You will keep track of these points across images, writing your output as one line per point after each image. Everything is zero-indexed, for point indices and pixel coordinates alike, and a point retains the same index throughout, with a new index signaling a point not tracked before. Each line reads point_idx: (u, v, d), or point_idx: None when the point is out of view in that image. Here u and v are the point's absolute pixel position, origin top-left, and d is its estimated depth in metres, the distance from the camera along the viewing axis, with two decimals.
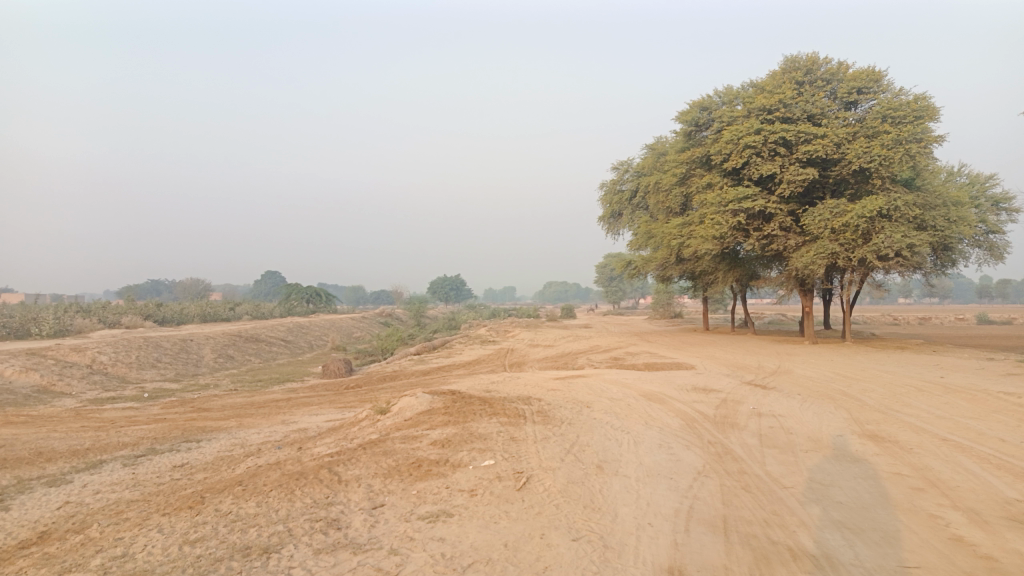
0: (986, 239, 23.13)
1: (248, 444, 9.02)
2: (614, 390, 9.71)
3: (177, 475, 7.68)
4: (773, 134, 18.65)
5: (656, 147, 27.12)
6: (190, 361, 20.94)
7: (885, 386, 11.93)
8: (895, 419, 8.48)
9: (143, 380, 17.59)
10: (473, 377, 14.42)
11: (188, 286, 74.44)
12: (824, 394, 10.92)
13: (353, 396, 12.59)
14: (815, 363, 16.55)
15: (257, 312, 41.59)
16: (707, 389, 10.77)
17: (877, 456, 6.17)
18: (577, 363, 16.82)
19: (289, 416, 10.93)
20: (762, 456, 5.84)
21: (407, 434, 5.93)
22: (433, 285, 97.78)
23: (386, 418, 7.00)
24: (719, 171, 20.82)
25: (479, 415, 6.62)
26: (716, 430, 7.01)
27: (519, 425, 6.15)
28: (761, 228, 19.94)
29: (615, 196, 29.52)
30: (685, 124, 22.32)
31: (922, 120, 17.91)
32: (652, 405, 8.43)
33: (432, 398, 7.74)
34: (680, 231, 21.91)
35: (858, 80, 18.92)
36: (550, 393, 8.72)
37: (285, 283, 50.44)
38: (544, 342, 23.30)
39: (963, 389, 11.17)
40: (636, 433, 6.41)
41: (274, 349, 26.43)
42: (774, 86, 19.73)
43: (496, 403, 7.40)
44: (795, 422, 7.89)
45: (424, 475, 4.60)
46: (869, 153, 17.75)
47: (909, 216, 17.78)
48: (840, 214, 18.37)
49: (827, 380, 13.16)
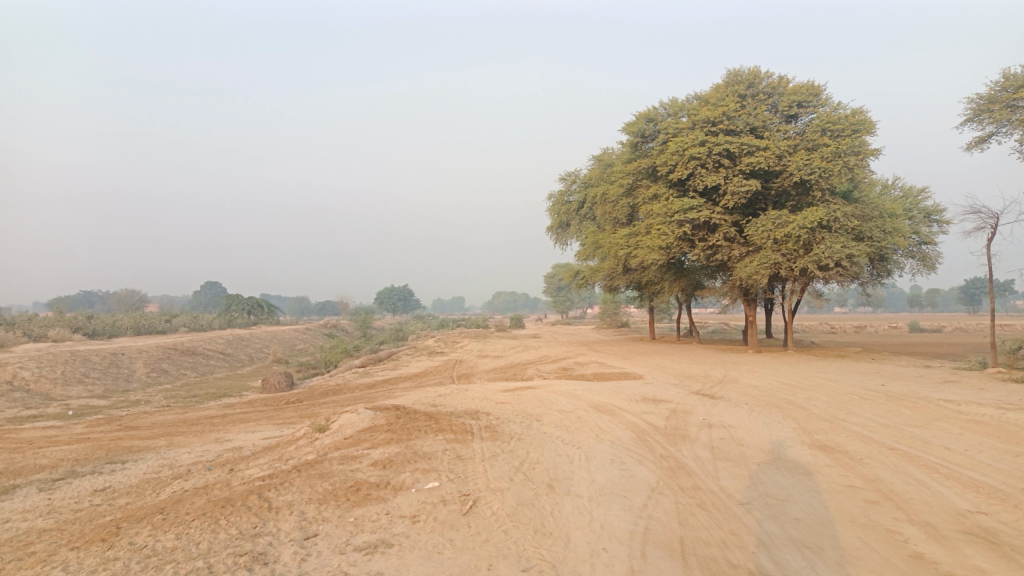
0: (919, 250, 23.87)
1: (177, 465, 8.48)
2: (564, 402, 9.51)
3: (97, 500, 7.13)
4: (717, 146, 18.86)
5: (603, 157, 27.25)
6: (121, 376, 19.99)
7: (830, 394, 12.04)
8: (842, 427, 8.50)
9: (68, 396, 16.63)
10: (420, 390, 14.05)
11: (123, 297, 71.78)
12: (771, 403, 10.93)
13: (293, 412, 12.07)
14: (760, 372, 16.70)
15: (195, 324, 40.19)
16: (656, 399, 10.67)
17: (829, 467, 6.10)
18: (526, 374, 16.61)
19: (223, 434, 10.38)
20: (716, 470, 5.69)
21: (346, 454, 5.58)
22: (380, 296, 96.52)
23: (325, 436, 6.63)
24: (665, 181, 20.95)
25: (423, 432, 6.31)
26: (668, 443, 6.84)
27: (466, 442, 5.86)
28: (706, 239, 20.11)
29: (562, 206, 29.53)
30: (631, 135, 22.44)
31: (859, 134, 18.37)
32: (603, 418, 8.24)
33: (375, 414, 7.38)
34: (627, 242, 21.95)
35: (798, 94, 19.32)
36: (497, 407, 8.45)
37: (226, 294, 48.96)
38: (492, 352, 23.04)
39: (905, 397, 11.32)
40: (588, 448, 6.19)
41: (212, 363, 25.46)
42: (717, 98, 19.98)
43: (442, 418, 7.09)
44: (745, 433, 7.80)
45: (362, 500, 4.27)
46: (810, 165, 18.09)
47: (848, 227, 18.17)
48: (783, 225, 18.66)
49: (773, 389, 13.24)
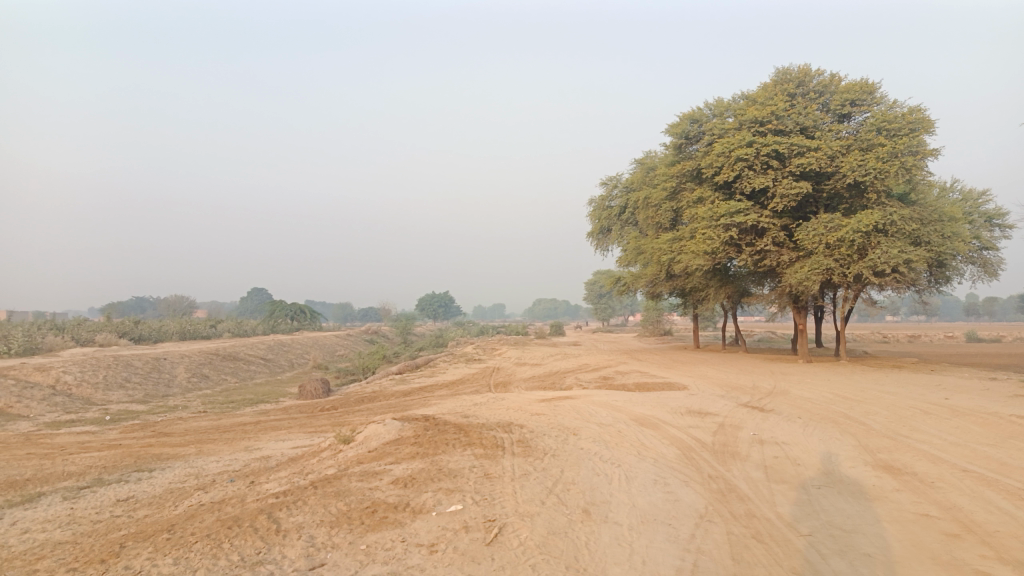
0: (980, 255, 22.69)
1: (203, 475, 8.23)
2: (604, 414, 9.01)
3: (117, 512, 6.88)
4: (766, 147, 18.13)
5: (646, 161, 26.65)
6: (162, 381, 20.09)
7: (889, 408, 11.31)
8: (906, 446, 7.82)
9: (109, 401, 16.69)
10: (455, 398, 13.65)
11: (172, 302, 73.47)
12: (825, 417, 10.26)
13: (326, 420, 11.82)
14: (812, 383, 15.93)
15: (239, 329, 40.62)
16: (702, 412, 10.09)
17: (897, 492, 5.48)
18: (565, 383, 16.12)
19: (254, 443, 10.14)
20: (771, 494, 5.14)
21: (367, 470, 5.19)
22: (422, 302, 96.91)
23: (349, 449, 6.27)
24: (710, 184, 20.27)
25: (451, 445, 5.90)
26: (716, 461, 6.31)
27: (496, 458, 5.44)
28: (754, 243, 19.37)
29: (604, 212, 28.98)
30: (675, 137, 21.80)
31: (917, 133, 17.49)
32: (645, 432, 7.73)
33: (403, 425, 7.00)
34: (670, 247, 21.30)
35: (851, 93, 18.50)
36: (533, 419, 7.99)
37: (269, 299, 49.51)
38: (531, 360, 22.58)
39: (972, 413, 10.52)
40: (629, 467, 5.70)
41: (252, 368, 25.53)
42: (765, 98, 19.24)
43: (472, 431, 6.67)
44: (800, 450, 7.22)
45: (377, 524, 3.88)
46: (865, 166, 17.27)
47: (905, 231, 17.29)
48: (835, 229, 17.84)
49: (826, 401, 12.53)
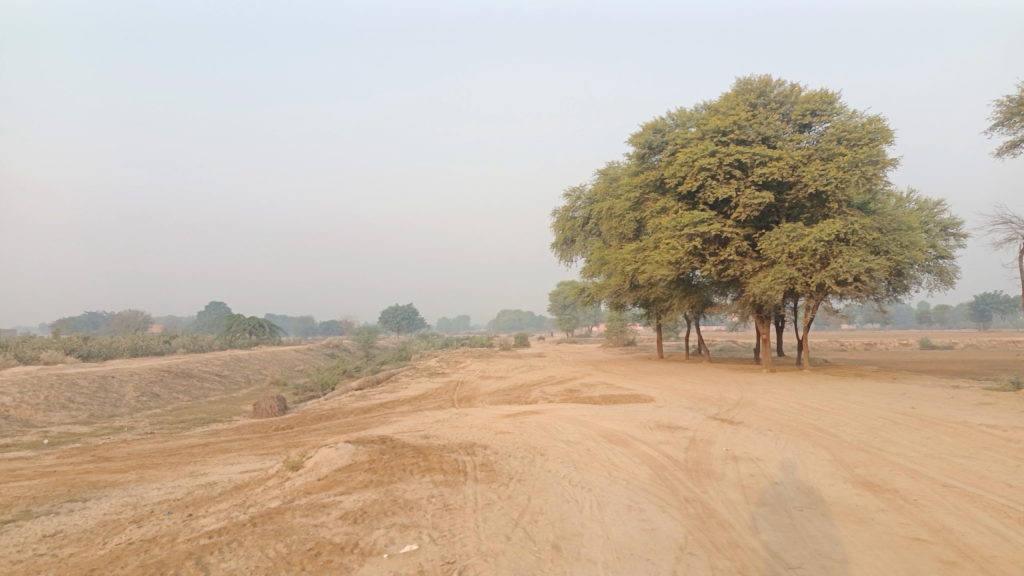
0: (937, 263, 22.98)
1: (142, 505, 7.63)
2: (571, 430, 8.62)
3: (40, 550, 6.24)
4: (728, 156, 18.07)
5: (609, 172, 26.55)
6: (109, 401, 19.14)
7: (858, 418, 11.15)
8: (882, 460, 7.58)
9: (49, 423, 15.78)
10: (417, 416, 13.12)
11: (126, 317, 71.43)
12: (796, 429, 10.01)
13: (280, 441, 11.22)
14: (778, 393, 15.79)
15: (194, 345, 39.37)
16: (671, 426, 9.75)
17: (883, 512, 5.20)
18: (530, 397, 15.72)
19: (200, 468, 9.51)
20: (754, 519, 4.79)
21: (315, 503, 4.71)
22: (385, 314, 95.91)
23: (297, 476, 5.77)
24: (673, 194, 20.15)
25: (408, 471, 5.45)
26: (690, 482, 5.96)
27: (457, 486, 5.01)
28: (717, 253, 19.26)
29: (567, 223, 28.79)
30: (638, 147, 21.66)
31: (876, 143, 17.63)
32: (615, 450, 7.37)
33: (358, 447, 6.52)
34: (634, 257, 21.10)
35: (811, 103, 18.59)
36: (496, 439, 7.55)
37: (227, 314, 48.28)
38: (495, 373, 22.12)
39: (941, 422, 10.38)
40: (600, 491, 5.31)
41: (206, 386, 24.59)
42: (727, 108, 19.21)
43: (432, 454, 6.23)
44: (776, 467, 6.93)
45: (320, 569, 3.42)
46: (826, 175, 17.30)
47: (866, 240, 17.34)
48: (798, 238, 17.81)
49: (794, 412, 12.33)
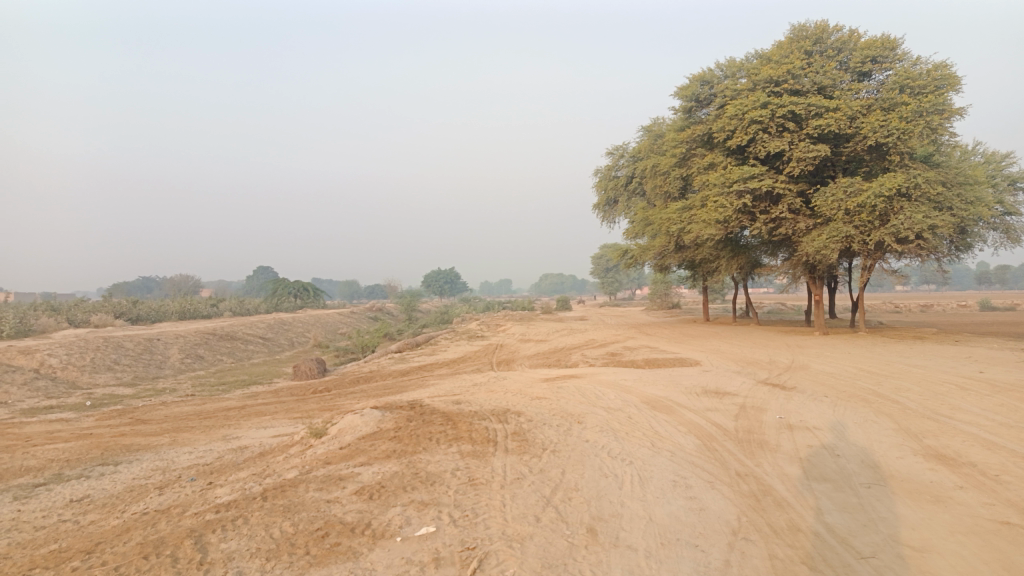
0: (1003, 221, 21.64)
1: (171, 469, 7.47)
2: (612, 396, 8.16)
3: (63, 516, 6.08)
4: (781, 108, 17.07)
5: (653, 128, 25.62)
6: (153, 363, 19.36)
7: (921, 383, 10.44)
8: (952, 429, 6.95)
9: (94, 385, 15.97)
10: (455, 379, 12.85)
11: (178, 282, 73.24)
12: (854, 395, 9.37)
13: (315, 404, 11.03)
14: (831, 357, 15.06)
15: (241, 308, 39.93)
16: (719, 392, 9.22)
17: (961, 490, 4.64)
18: (571, 360, 15.30)
19: (233, 431, 9.36)
20: (815, 498, 4.30)
21: (332, 474, 4.36)
22: (428, 278, 96.29)
23: (320, 444, 5.45)
24: (722, 149, 19.25)
25: (434, 440, 5.06)
26: (742, 454, 5.45)
27: (485, 457, 4.61)
28: (768, 211, 18.38)
29: (610, 182, 28.00)
30: (684, 100, 20.70)
31: (942, 91, 16.43)
32: (658, 418, 6.90)
33: (384, 413, 6.16)
34: (680, 216, 20.31)
35: (872, 49, 17.38)
36: (531, 405, 7.13)
37: (272, 278, 48.92)
38: (535, 336, 21.76)
39: (1014, 388, 9.60)
40: (643, 464, 4.86)
41: (250, 348, 24.79)
42: (781, 56, 18.11)
43: (461, 421, 5.84)
44: (835, 437, 6.38)
45: (326, 553, 3.06)
46: (887, 126, 16.22)
47: (930, 195, 16.28)
48: (855, 194, 16.83)
49: (850, 376, 11.64)
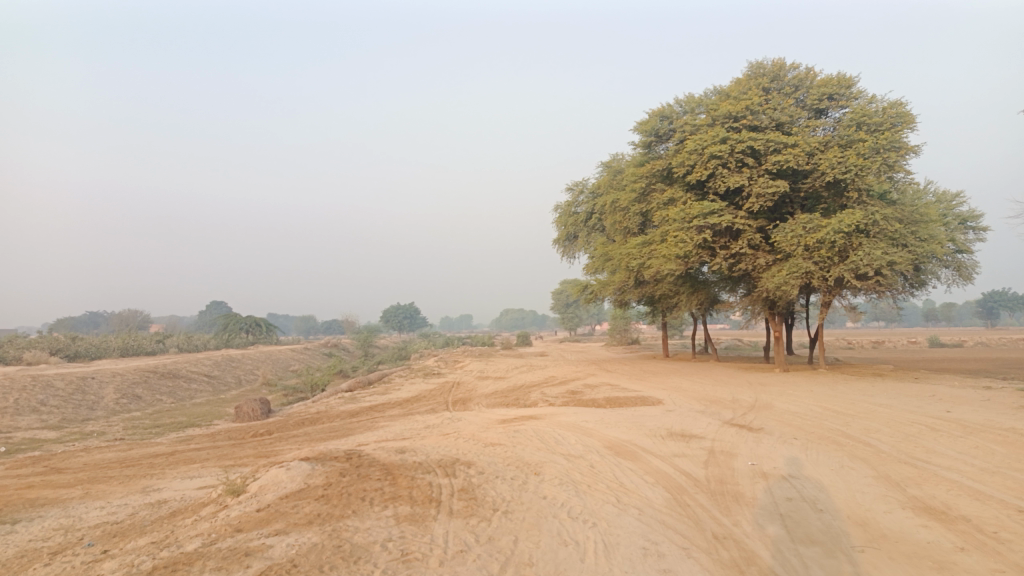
0: (954, 258, 21.82)
1: (76, 528, 6.57)
2: (572, 441, 7.55)
3: None
4: (740, 144, 16.95)
5: (612, 164, 25.50)
6: (85, 403, 18.09)
7: (890, 424, 10.07)
8: (934, 476, 6.49)
9: (15, 428, 14.72)
10: (407, 420, 12.06)
11: (126, 316, 70.84)
12: (824, 438, 8.92)
13: (252, 450, 10.15)
14: (795, 394, 14.70)
15: (189, 344, 38.34)
16: (685, 435, 8.66)
17: (964, 552, 4.13)
18: (530, 399, 14.65)
19: (156, 482, 8.43)
20: (804, 567, 3.74)
21: (238, 548, 3.64)
22: (386, 313, 94.97)
23: (236, 505, 4.70)
24: (682, 185, 19.06)
25: (367, 500, 4.38)
26: (715, 510, 4.88)
27: (425, 523, 3.95)
28: (729, 246, 18.15)
29: (570, 218, 27.72)
30: (644, 135, 20.55)
31: (898, 129, 16.52)
32: (622, 466, 6.31)
33: (316, 466, 5.44)
34: (640, 251, 20.00)
35: (828, 86, 17.47)
36: (484, 453, 6.47)
37: (223, 313, 47.38)
38: (494, 374, 21.07)
39: (986, 429, 9.25)
40: (608, 526, 4.24)
41: (193, 387, 23.50)
42: (740, 92, 18.07)
43: (402, 475, 5.16)
44: (814, 487, 5.86)
45: None
46: (845, 162, 16.21)
47: (888, 232, 16.25)
48: (815, 230, 16.71)
49: (817, 416, 11.22)
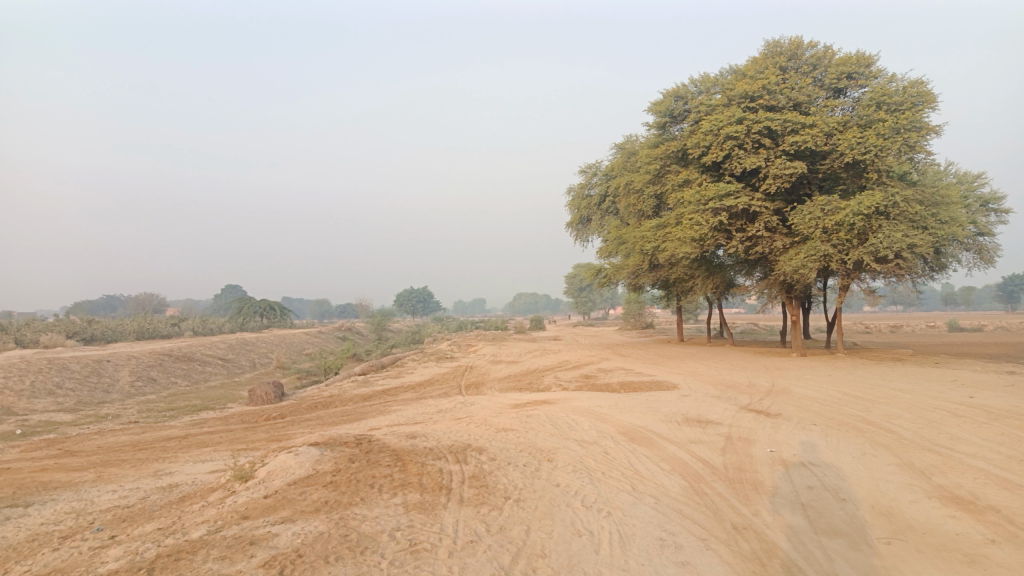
0: (975, 241, 21.41)
1: (86, 512, 6.53)
2: (585, 427, 7.42)
3: None
4: (757, 124, 16.62)
5: (626, 146, 25.19)
6: (101, 386, 18.18)
7: (911, 409, 9.86)
8: (959, 464, 6.30)
9: (31, 411, 14.80)
10: (420, 404, 11.99)
11: (143, 300, 71.36)
12: (843, 424, 8.74)
13: (264, 433, 10.09)
14: (812, 379, 14.49)
15: (204, 327, 38.53)
16: (701, 420, 8.51)
17: (995, 544, 3.96)
18: (543, 383, 14.54)
19: (168, 466, 8.40)
20: (827, 560, 3.59)
21: (242, 536, 3.54)
22: (400, 297, 95.13)
23: (243, 491, 4.61)
24: (697, 166, 18.76)
25: (376, 487, 4.28)
26: (734, 499, 4.73)
27: (435, 512, 3.83)
28: (744, 229, 17.86)
29: (583, 201, 27.47)
30: (658, 116, 20.22)
31: (919, 108, 16.12)
32: (638, 452, 6.18)
33: (325, 451, 5.34)
34: (655, 234, 19.75)
35: (847, 65, 17.08)
36: (496, 439, 6.36)
37: (237, 297, 47.59)
38: (507, 358, 20.96)
39: (1011, 415, 9.02)
40: (623, 515, 4.11)
41: (208, 370, 23.58)
42: (756, 72, 17.70)
43: (412, 462, 5.05)
44: (836, 475, 5.69)
45: None
46: (865, 143, 15.85)
47: (909, 214, 15.91)
48: (833, 212, 16.38)
49: (835, 402, 11.02)
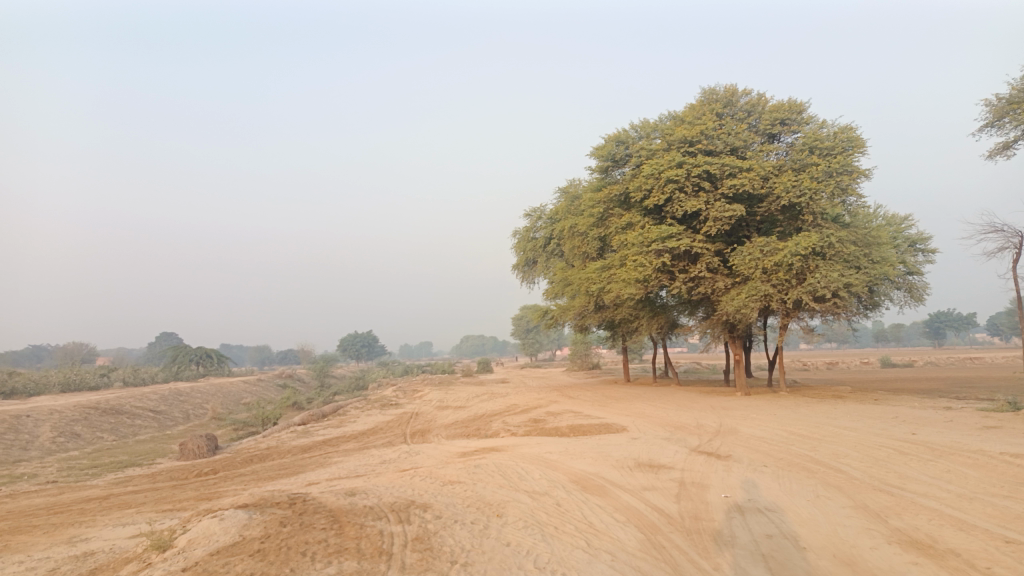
0: (905, 280, 22.15)
1: None
2: (536, 476, 7.13)
3: None
4: (696, 168, 16.92)
5: (570, 190, 25.39)
6: (18, 444, 16.95)
7: (857, 447, 9.88)
8: (912, 504, 6.24)
9: None
10: (363, 455, 11.49)
11: (70, 349, 68.08)
12: (793, 464, 8.67)
13: (194, 492, 9.44)
14: (758, 418, 14.52)
15: (135, 377, 36.77)
16: (653, 465, 8.31)
17: None
18: (491, 428, 14.18)
19: (85, 531, 7.71)
20: None
21: None
22: (343, 342, 93.22)
23: (159, 564, 4.15)
24: (639, 209, 18.96)
25: (309, 555, 3.90)
26: (693, 552, 4.51)
27: None
28: (687, 270, 18.04)
29: (528, 244, 27.48)
30: (601, 160, 20.45)
31: (849, 153, 16.70)
32: (590, 503, 5.92)
33: (254, 514, 4.91)
34: (599, 276, 19.78)
35: (780, 112, 17.63)
36: (442, 493, 6.02)
37: (172, 345, 45.76)
38: (454, 403, 20.49)
39: (954, 451, 9.10)
40: None
41: (137, 423, 22.35)
42: (694, 117, 18.11)
43: (350, 523, 4.68)
44: (793, 520, 5.54)
45: None
46: (800, 186, 16.29)
47: (844, 255, 16.34)
48: (772, 253, 16.69)
49: (783, 441, 10.99)
